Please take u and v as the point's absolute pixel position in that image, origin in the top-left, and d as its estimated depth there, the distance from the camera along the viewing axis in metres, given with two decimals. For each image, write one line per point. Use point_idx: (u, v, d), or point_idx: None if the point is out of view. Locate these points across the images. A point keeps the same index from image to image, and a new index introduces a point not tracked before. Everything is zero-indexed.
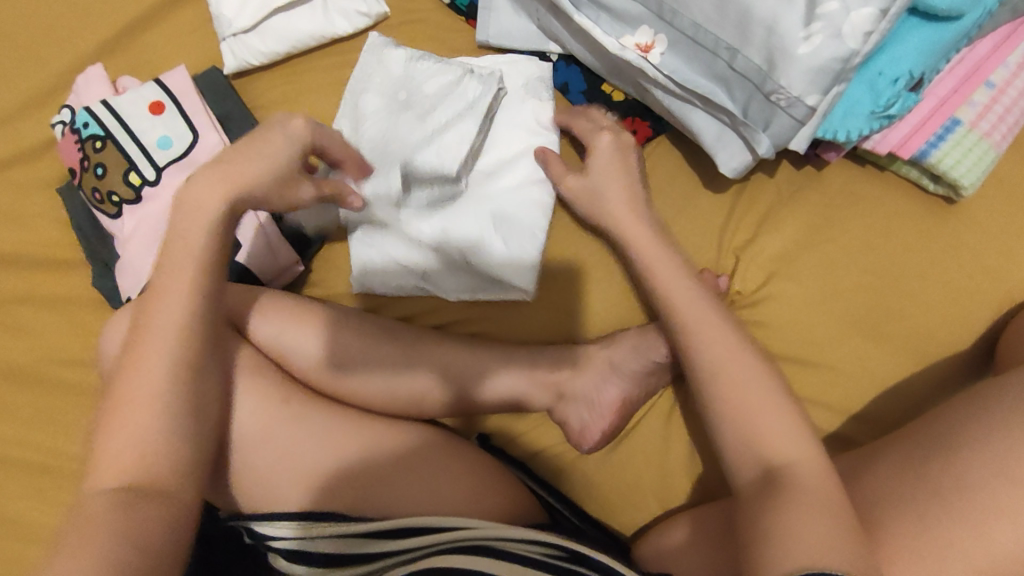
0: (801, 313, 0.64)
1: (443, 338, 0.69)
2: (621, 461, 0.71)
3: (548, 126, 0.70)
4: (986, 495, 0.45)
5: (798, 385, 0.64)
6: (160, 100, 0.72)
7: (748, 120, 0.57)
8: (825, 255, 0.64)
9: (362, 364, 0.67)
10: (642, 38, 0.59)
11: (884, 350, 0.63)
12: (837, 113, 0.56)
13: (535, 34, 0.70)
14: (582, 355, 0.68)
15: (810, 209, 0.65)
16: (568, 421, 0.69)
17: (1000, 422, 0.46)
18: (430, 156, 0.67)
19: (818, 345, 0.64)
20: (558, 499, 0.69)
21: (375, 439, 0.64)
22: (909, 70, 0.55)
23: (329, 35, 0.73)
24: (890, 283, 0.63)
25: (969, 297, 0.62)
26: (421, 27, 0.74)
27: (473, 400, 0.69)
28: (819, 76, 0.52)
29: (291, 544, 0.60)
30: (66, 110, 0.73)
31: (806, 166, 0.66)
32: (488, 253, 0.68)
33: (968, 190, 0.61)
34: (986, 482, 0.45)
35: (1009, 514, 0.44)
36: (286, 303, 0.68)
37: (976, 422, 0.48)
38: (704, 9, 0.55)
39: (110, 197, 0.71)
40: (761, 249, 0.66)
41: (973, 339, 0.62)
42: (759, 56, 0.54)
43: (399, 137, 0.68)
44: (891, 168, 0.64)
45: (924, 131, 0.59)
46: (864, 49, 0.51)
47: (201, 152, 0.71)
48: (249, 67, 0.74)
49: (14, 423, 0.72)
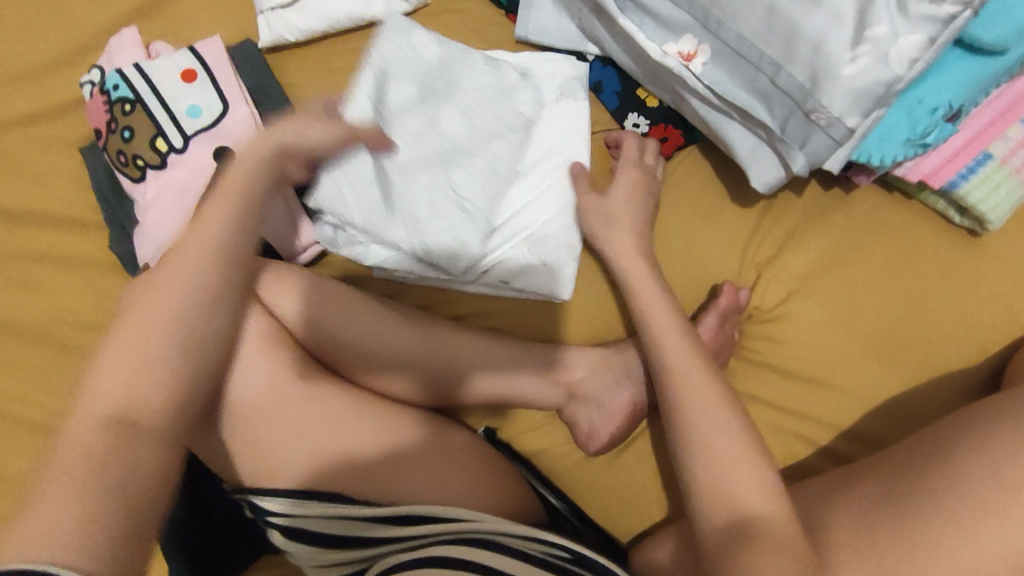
0: (817, 333, 0.64)
1: (458, 328, 0.69)
2: (624, 465, 0.71)
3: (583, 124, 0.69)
4: (990, 514, 0.45)
5: (808, 402, 0.64)
6: (192, 68, 0.71)
7: (785, 136, 0.57)
8: (845, 276, 0.64)
9: (385, 349, 0.67)
10: (685, 46, 0.59)
11: (896, 376, 0.63)
12: (873, 137, 0.57)
13: (574, 34, 0.70)
14: (598, 359, 0.68)
15: (834, 230, 0.65)
16: (576, 421, 0.69)
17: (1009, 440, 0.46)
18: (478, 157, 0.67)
19: (832, 365, 0.64)
20: (557, 498, 0.70)
21: (381, 422, 0.64)
22: (949, 101, 0.55)
23: (367, 18, 0.73)
24: (907, 310, 0.63)
25: (985, 330, 0.62)
26: (459, 18, 0.74)
27: (484, 394, 0.69)
28: (861, 98, 0.53)
29: (288, 522, 0.61)
30: (96, 70, 0.73)
31: (835, 187, 0.66)
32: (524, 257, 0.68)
33: (994, 226, 0.61)
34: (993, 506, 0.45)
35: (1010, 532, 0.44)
36: (311, 281, 0.67)
37: (983, 443, 0.47)
38: (749, 23, 0.56)
39: (135, 161, 0.70)
40: (783, 265, 0.66)
41: (985, 372, 0.62)
42: (803, 74, 0.54)
43: (443, 126, 0.67)
44: (918, 197, 0.65)
45: (954, 163, 0.60)
46: (907, 76, 0.51)
47: (230, 124, 0.71)
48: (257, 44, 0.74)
49: (19, 380, 0.72)
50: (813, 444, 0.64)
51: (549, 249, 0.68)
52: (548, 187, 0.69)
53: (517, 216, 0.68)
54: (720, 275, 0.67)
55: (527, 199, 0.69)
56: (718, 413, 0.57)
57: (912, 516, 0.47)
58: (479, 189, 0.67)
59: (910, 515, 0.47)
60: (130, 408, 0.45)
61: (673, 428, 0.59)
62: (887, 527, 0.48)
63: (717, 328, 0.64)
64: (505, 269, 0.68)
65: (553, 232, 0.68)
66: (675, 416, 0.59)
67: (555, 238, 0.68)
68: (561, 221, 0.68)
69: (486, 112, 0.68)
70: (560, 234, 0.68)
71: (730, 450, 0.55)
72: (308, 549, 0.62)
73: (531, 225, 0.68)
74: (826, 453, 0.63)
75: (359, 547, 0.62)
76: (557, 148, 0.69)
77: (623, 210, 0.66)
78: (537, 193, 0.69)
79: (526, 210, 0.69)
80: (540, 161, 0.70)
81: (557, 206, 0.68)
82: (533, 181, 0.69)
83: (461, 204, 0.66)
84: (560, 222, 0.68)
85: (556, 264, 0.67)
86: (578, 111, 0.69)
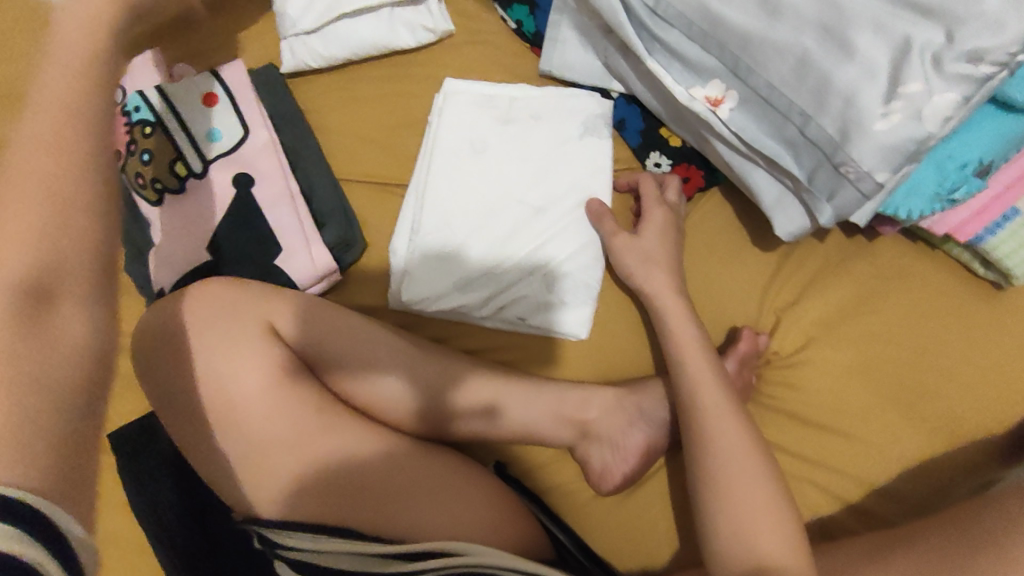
0: (836, 382, 0.64)
1: (473, 363, 0.68)
2: (635, 505, 0.70)
3: (606, 163, 0.70)
4: None
5: (825, 452, 0.63)
6: (213, 92, 0.71)
7: (812, 187, 0.57)
8: (867, 326, 0.64)
9: (400, 383, 0.66)
10: (713, 91, 0.59)
11: (915, 430, 0.62)
12: (901, 191, 0.56)
13: (599, 70, 0.69)
14: (611, 400, 0.67)
15: (856, 278, 0.65)
16: (589, 460, 0.68)
17: None
18: (497, 197, 0.69)
19: (850, 416, 0.63)
20: (567, 537, 0.68)
21: (395, 456, 0.64)
22: (979, 157, 0.55)
23: (393, 47, 0.73)
24: (929, 363, 0.63)
25: (1008, 387, 0.62)
26: (482, 49, 0.73)
27: (497, 431, 0.68)
28: (891, 154, 0.52)
29: (303, 557, 0.60)
30: (116, 90, 0.72)
31: (857, 235, 0.66)
32: (545, 293, 0.67)
33: (1020, 280, 0.60)
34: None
35: None
36: (331, 312, 0.67)
37: None
38: (779, 74, 0.55)
39: (153, 184, 0.69)
40: (804, 311, 0.65)
41: (1005, 429, 0.62)
42: (832, 127, 0.54)
43: None
44: (941, 248, 0.64)
45: (983, 218, 0.59)
46: (940, 133, 0.51)
47: (250, 150, 0.70)
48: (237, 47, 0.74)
49: None
50: (829, 494, 0.63)
51: (568, 287, 0.68)
52: (568, 224, 0.69)
53: (536, 251, 0.68)
54: (739, 318, 0.67)
55: (548, 235, 0.68)
56: (740, 465, 0.56)
57: None
58: (500, 228, 0.68)
59: None
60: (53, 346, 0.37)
61: (690, 477, 0.58)
62: None
63: (737, 372, 0.63)
64: (525, 306, 0.68)
65: (572, 269, 0.68)
66: (693, 464, 0.58)
67: (573, 277, 0.68)
68: (581, 258, 0.68)
69: (513, 151, 0.70)
70: (578, 272, 0.68)
71: (749, 503, 0.55)
72: None
73: (551, 262, 0.68)
74: (842, 503, 0.63)
75: None
76: (579, 186, 0.69)
77: (657, 252, 0.65)
78: (558, 229, 0.69)
79: (545, 245, 0.68)
80: (562, 195, 0.69)
81: (577, 243, 0.68)
82: (554, 217, 0.69)
83: (481, 241, 0.68)
84: (579, 260, 0.68)
85: (574, 302, 0.67)
86: (602, 151, 0.70)
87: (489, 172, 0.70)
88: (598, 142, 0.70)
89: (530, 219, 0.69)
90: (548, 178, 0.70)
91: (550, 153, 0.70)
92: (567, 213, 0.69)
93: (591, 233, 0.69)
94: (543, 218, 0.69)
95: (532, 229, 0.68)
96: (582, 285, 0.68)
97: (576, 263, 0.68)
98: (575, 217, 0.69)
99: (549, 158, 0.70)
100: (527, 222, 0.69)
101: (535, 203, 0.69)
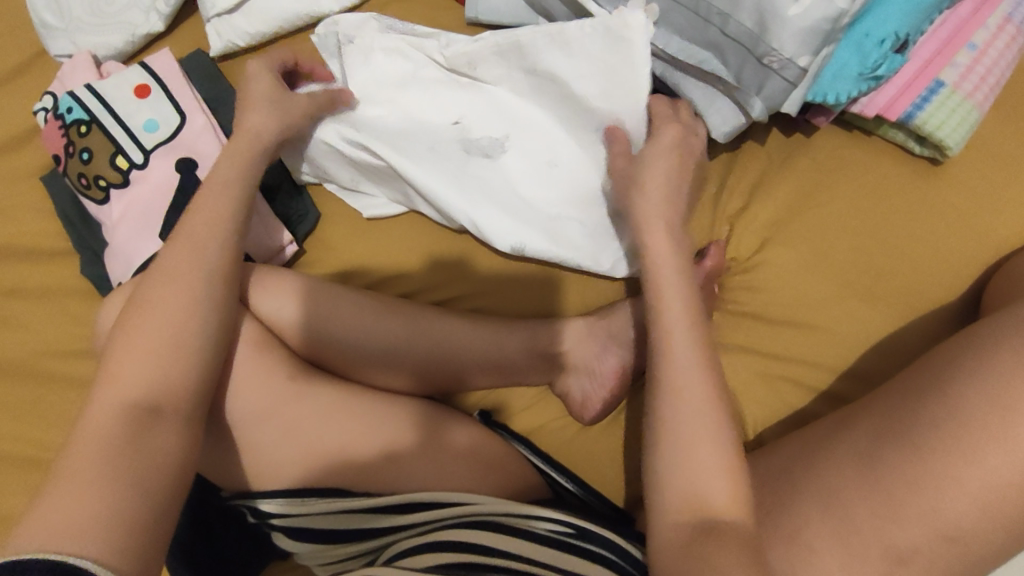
0: (794, 277, 0.65)
1: (442, 313, 0.68)
2: (621, 431, 0.70)
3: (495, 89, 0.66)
4: (990, 430, 0.44)
5: (793, 347, 0.65)
6: (145, 83, 0.71)
7: (741, 86, 0.58)
8: (817, 219, 0.65)
9: (368, 342, 0.65)
10: (551, 63, 0.61)
11: (877, 310, 0.63)
12: (827, 76, 0.58)
13: (524, 11, 0.68)
14: (582, 326, 0.68)
15: (801, 174, 0.66)
16: (569, 392, 0.69)
17: (1001, 356, 0.46)
18: (376, 126, 0.68)
19: (813, 307, 0.64)
20: (564, 476, 0.67)
21: (369, 413, 0.63)
22: (895, 32, 0.56)
23: (316, 15, 0.73)
24: (881, 245, 0.64)
25: (960, 255, 0.63)
26: (410, 6, 0.74)
27: (478, 380, 0.69)
28: (810, 37, 0.53)
29: (292, 524, 0.61)
30: (49, 96, 0.72)
31: (796, 132, 0.67)
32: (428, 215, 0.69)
33: (953, 150, 0.62)
34: (990, 424, 0.45)
35: (1016, 449, 0.44)
36: (303, 283, 0.66)
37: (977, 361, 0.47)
38: (607, 46, 0.59)
39: (97, 181, 0.69)
40: (755, 214, 0.66)
41: (962, 295, 0.63)
42: (750, 21, 0.55)
43: None
44: (878, 133, 0.65)
45: (909, 93, 0.61)
46: (851, 9, 0.53)
47: (189, 134, 0.70)
48: (158, 32, 0.75)
49: (6, 417, 0.71)
50: (803, 386, 0.64)
51: (520, 234, 0.66)
52: (526, 176, 0.66)
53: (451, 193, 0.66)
54: (695, 232, 0.68)
55: (427, 159, 0.67)
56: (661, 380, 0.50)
57: (908, 438, 0.47)
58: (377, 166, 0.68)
59: (907, 436, 0.47)
60: (142, 397, 0.51)
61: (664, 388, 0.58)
62: (888, 450, 0.48)
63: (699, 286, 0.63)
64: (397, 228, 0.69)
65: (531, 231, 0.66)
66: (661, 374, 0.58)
67: (497, 216, 0.66)
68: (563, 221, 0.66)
69: (391, 104, 0.68)
70: (499, 224, 0.66)
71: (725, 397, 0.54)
72: (312, 546, 0.62)
73: (479, 208, 0.66)
74: (818, 393, 0.64)
75: (366, 539, 0.62)
76: (491, 132, 0.66)
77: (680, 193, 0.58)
78: (472, 171, 0.66)
79: (462, 190, 0.66)
80: (441, 119, 0.67)
81: (484, 180, 0.66)
82: (468, 164, 0.66)
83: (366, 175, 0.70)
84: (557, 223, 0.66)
85: (563, 258, 0.66)
86: (556, 107, 0.64)
87: (373, 117, 0.68)
88: (526, 100, 0.65)
89: (423, 161, 0.67)
90: (453, 127, 0.67)
91: (433, 105, 0.67)
92: (535, 177, 0.66)
93: (482, 157, 0.66)
94: (444, 164, 0.67)
95: (441, 171, 0.67)
96: (542, 237, 0.66)
97: (500, 221, 0.66)
98: (454, 140, 0.67)
99: (435, 87, 0.67)
100: (428, 165, 0.67)
101: (414, 129, 0.67)
